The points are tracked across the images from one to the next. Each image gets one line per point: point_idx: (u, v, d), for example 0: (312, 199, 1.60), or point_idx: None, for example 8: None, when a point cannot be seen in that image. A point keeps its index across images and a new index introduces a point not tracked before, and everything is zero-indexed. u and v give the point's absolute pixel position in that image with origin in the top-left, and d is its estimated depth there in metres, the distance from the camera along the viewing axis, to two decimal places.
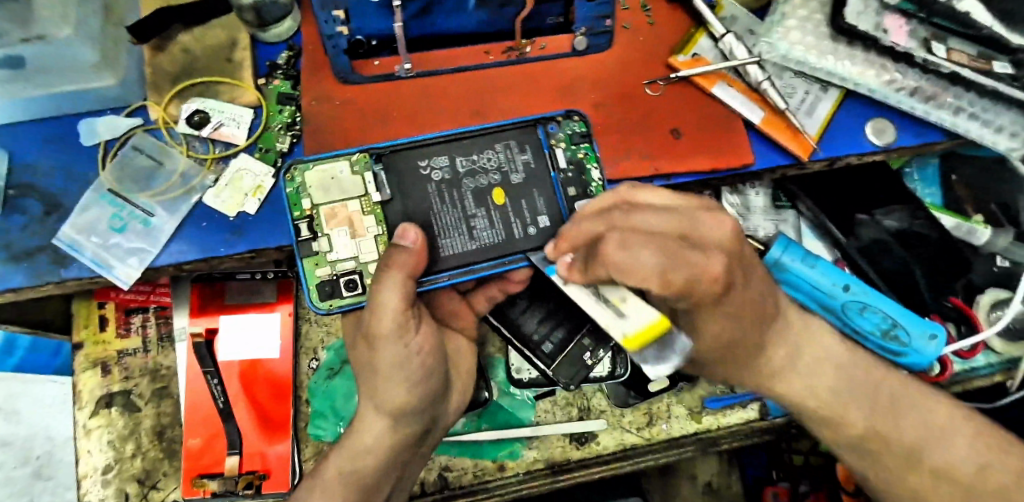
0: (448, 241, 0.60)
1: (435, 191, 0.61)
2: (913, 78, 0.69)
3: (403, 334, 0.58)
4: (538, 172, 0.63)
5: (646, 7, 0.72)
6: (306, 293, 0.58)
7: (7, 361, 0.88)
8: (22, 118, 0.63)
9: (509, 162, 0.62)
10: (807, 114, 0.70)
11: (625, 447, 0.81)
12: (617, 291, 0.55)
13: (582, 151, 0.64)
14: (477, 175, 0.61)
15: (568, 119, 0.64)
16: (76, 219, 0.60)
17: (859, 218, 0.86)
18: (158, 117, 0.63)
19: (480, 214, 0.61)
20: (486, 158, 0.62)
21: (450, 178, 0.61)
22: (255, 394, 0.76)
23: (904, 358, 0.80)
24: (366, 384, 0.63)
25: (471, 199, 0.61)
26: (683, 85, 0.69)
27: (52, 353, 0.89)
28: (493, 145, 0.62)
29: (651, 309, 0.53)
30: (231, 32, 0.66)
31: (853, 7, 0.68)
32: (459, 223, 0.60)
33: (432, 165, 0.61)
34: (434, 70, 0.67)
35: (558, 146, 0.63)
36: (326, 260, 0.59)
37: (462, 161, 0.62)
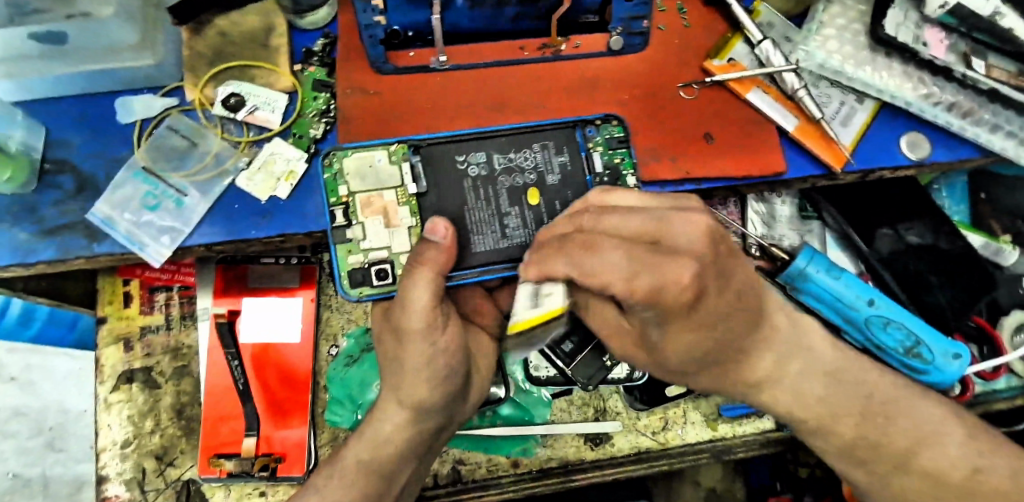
0: (480, 238, 0.60)
1: (471, 186, 0.61)
2: (951, 92, 0.69)
3: (432, 332, 0.58)
4: (574, 174, 0.63)
5: (682, 8, 0.71)
6: (336, 279, 0.59)
7: (20, 334, 0.85)
8: (59, 94, 0.63)
9: (546, 163, 0.63)
10: (842, 124, 0.70)
11: (639, 450, 0.81)
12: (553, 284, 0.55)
13: (619, 156, 0.65)
14: (513, 174, 0.62)
15: (606, 123, 0.65)
16: (109, 196, 0.61)
17: (882, 231, 0.85)
18: (195, 99, 0.64)
19: (514, 213, 0.61)
20: (523, 157, 0.62)
21: (486, 174, 0.61)
22: (266, 378, 0.77)
23: (926, 376, 0.81)
24: (393, 375, 0.63)
25: (506, 197, 0.61)
26: (715, 89, 0.69)
27: (68, 326, 0.88)
28: (531, 144, 0.63)
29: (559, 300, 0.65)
30: (268, 18, 0.67)
31: (894, 18, 0.68)
32: (493, 220, 0.61)
33: (470, 161, 0.61)
34: (465, 63, 0.66)
35: (594, 149, 0.64)
36: (358, 248, 0.60)
37: (500, 158, 0.62)
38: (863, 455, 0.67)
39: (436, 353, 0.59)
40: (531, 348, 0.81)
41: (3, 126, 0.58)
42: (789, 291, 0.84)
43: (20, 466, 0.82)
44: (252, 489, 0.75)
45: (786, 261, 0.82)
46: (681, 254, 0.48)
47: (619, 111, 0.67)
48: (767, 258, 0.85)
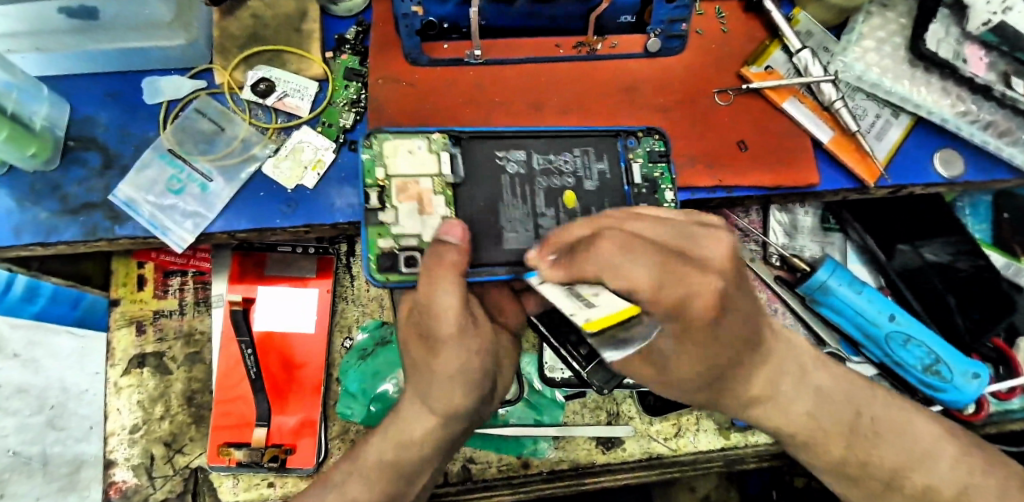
0: (513, 235, 0.58)
1: (508, 183, 0.60)
2: (988, 111, 0.68)
3: (465, 337, 0.57)
4: (612, 183, 0.61)
5: (721, 13, 0.70)
6: (364, 262, 0.57)
7: (24, 310, 0.84)
8: (87, 70, 0.62)
9: (584, 168, 0.61)
10: (876, 138, 0.69)
11: (651, 455, 0.80)
12: (590, 286, 0.47)
13: (659, 170, 0.63)
14: (552, 175, 0.60)
15: (648, 135, 0.63)
16: (134, 177, 0.60)
17: (901, 247, 0.85)
18: (224, 82, 0.63)
19: (549, 214, 0.59)
20: (563, 160, 0.61)
21: (525, 173, 0.60)
22: (267, 364, 0.76)
23: (943, 394, 0.80)
24: (417, 380, 0.62)
25: (542, 198, 0.59)
26: (753, 97, 0.68)
27: (70, 305, 0.86)
28: (572, 148, 0.62)
29: (619, 301, 0.47)
30: (302, 3, 0.65)
31: (934, 33, 0.67)
32: (528, 219, 0.59)
33: (509, 157, 0.60)
34: (501, 59, 0.65)
35: (634, 160, 0.63)
36: (389, 233, 0.57)
37: (539, 158, 0.61)
38: (854, 475, 0.62)
39: (467, 355, 0.57)
40: (546, 349, 0.81)
41: (31, 102, 0.57)
42: (807, 301, 0.84)
43: (20, 444, 0.80)
44: (259, 479, 0.74)
45: (807, 272, 0.82)
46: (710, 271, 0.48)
47: (655, 114, 0.66)
48: (788, 269, 0.86)
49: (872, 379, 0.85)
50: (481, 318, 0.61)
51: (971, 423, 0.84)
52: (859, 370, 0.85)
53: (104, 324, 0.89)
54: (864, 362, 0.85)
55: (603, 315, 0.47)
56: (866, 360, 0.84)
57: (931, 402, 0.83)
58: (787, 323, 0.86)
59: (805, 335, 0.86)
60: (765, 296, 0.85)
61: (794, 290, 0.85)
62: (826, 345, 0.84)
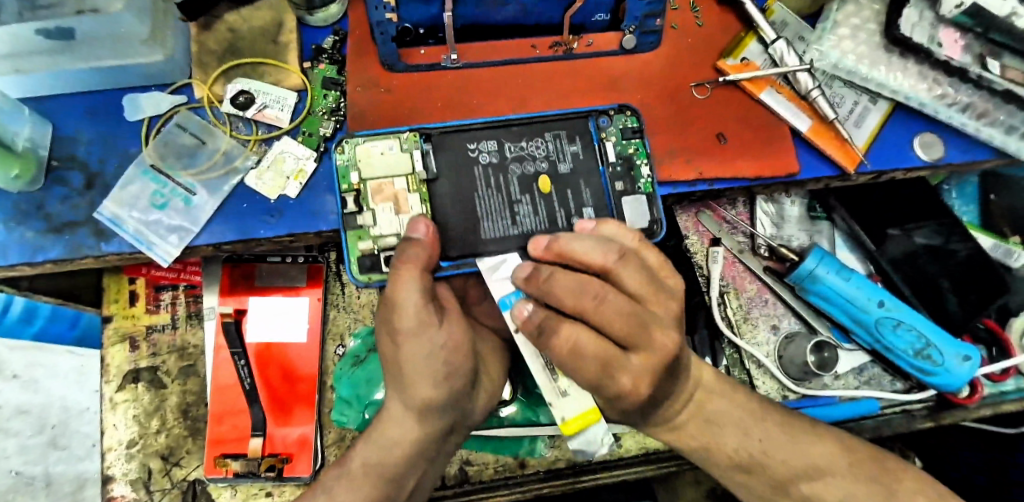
0: (490, 224, 0.60)
1: (482, 173, 0.61)
2: (966, 93, 0.68)
3: (425, 330, 0.57)
4: (586, 163, 0.62)
5: (695, 7, 0.71)
6: (346, 264, 0.58)
7: (23, 331, 0.84)
8: (68, 89, 0.63)
9: (557, 152, 0.62)
10: (855, 125, 0.69)
11: (647, 450, 0.81)
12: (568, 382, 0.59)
13: (633, 146, 0.64)
14: (524, 161, 0.61)
15: (620, 113, 0.64)
16: (117, 194, 0.60)
17: (891, 233, 0.85)
18: (203, 96, 0.63)
19: (525, 201, 0.61)
20: (535, 146, 0.62)
21: (498, 162, 0.61)
22: (267, 376, 0.76)
23: (933, 377, 0.80)
24: (393, 377, 0.62)
25: (516, 185, 0.61)
26: (730, 90, 0.68)
27: (69, 324, 0.88)
28: (543, 133, 0.62)
29: (589, 398, 0.59)
30: (277, 14, 0.66)
31: (908, 18, 0.67)
32: (504, 208, 0.60)
33: (481, 148, 0.61)
34: (475, 62, 0.66)
35: (607, 139, 0.63)
36: (369, 235, 0.59)
37: (511, 146, 0.61)
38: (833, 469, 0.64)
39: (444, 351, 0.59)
40: None
41: (14, 123, 0.58)
42: (797, 292, 0.84)
43: (22, 464, 0.79)
44: (257, 489, 0.74)
45: (795, 261, 0.82)
46: None
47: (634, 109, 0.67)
48: (777, 258, 0.87)
49: (864, 366, 0.86)
50: (448, 306, 0.61)
51: (964, 406, 0.84)
52: (852, 358, 0.85)
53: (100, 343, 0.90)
54: (855, 348, 0.85)
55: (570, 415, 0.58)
56: (858, 346, 0.85)
57: (923, 386, 0.84)
58: (778, 313, 0.86)
59: (796, 324, 0.86)
60: (754, 289, 0.87)
61: (782, 280, 0.86)
62: (818, 332, 0.85)
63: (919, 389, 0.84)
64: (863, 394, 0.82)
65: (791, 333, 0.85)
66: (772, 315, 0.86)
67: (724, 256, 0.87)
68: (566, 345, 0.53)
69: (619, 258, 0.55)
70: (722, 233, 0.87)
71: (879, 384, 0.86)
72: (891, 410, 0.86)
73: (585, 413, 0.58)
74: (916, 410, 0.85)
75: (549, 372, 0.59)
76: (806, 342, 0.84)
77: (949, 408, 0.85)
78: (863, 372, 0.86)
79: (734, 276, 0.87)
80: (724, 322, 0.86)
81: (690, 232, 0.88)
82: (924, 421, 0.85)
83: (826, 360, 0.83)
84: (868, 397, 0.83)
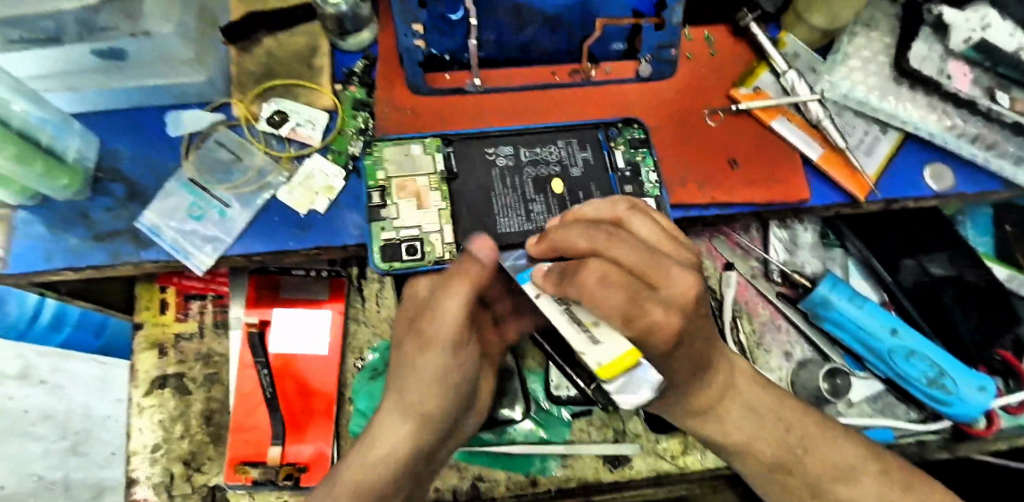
0: (506, 220, 0.63)
1: (498, 175, 0.65)
2: (975, 125, 0.70)
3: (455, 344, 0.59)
4: (596, 168, 0.66)
5: (709, 38, 0.73)
6: (369, 253, 0.62)
7: (51, 338, 0.87)
8: (116, 106, 0.67)
9: (570, 157, 0.66)
10: (866, 153, 0.71)
11: (658, 472, 0.81)
12: (593, 317, 0.48)
13: (640, 155, 0.67)
14: (538, 165, 0.65)
15: (627, 126, 0.68)
16: (158, 204, 0.64)
17: (906, 263, 0.87)
18: (242, 114, 0.67)
19: (538, 200, 0.64)
20: (548, 151, 0.66)
21: (513, 165, 0.65)
22: (283, 390, 0.78)
23: (950, 408, 0.80)
24: (397, 382, 0.61)
25: (530, 186, 0.64)
26: (743, 117, 0.70)
27: (95, 333, 0.90)
28: (556, 140, 0.67)
29: (624, 340, 0.46)
30: (312, 40, 0.70)
31: (917, 51, 0.70)
32: (518, 205, 0.64)
33: (498, 152, 0.65)
34: (498, 87, 0.69)
35: (617, 147, 0.67)
36: (391, 226, 0.63)
37: (526, 151, 0.66)
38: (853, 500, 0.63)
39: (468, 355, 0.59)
40: (553, 367, 0.82)
41: (64, 136, 0.62)
42: (810, 317, 0.85)
43: (46, 469, 0.83)
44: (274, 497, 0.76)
45: (808, 287, 0.84)
46: (672, 307, 0.50)
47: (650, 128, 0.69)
48: (789, 284, 0.88)
49: (879, 395, 0.86)
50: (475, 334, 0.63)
51: (982, 438, 0.84)
52: (865, 386, 0.85)
53: (125, 351, 0.94)
54: (869, 376, 0.86)
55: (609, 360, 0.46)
56: (872, 374, 0.85)
57: (939, 416, 0.83)
58: (791, 340, 0.87)
59: (809, 351, 0.87)
60: (767, 313, 0.88)
61: (795, 305, 0.87)
62: (830, 360, 0.86)
63: (936, 419, 0.83)
64: (877, 423, 0.82)
65: (804, 360, 0.86)
66: (786, 342, 0.87)
67: (737, 281, 0.88)
68: (591, 277, 0.47)
69: (629, 208, 0.56)
70: (734, 257, 0.90)
71: (894, 413, 0.85)
72: (906, 440, 0.85)
73: (623, 358, 0.46)
74: (932, 441, 0.85)
75: (577, 326, 0.48)
76: (819, 368, 0.85)
77: (966, 440, 0.84)
78: (878, 400, 0.85)
79: (748, 301, 0.88)
80: (738, 347, 0.86)
81: (705, 255, 0.90)
82: (939, 451, 0.85)
83: (839, 387, 0.84)
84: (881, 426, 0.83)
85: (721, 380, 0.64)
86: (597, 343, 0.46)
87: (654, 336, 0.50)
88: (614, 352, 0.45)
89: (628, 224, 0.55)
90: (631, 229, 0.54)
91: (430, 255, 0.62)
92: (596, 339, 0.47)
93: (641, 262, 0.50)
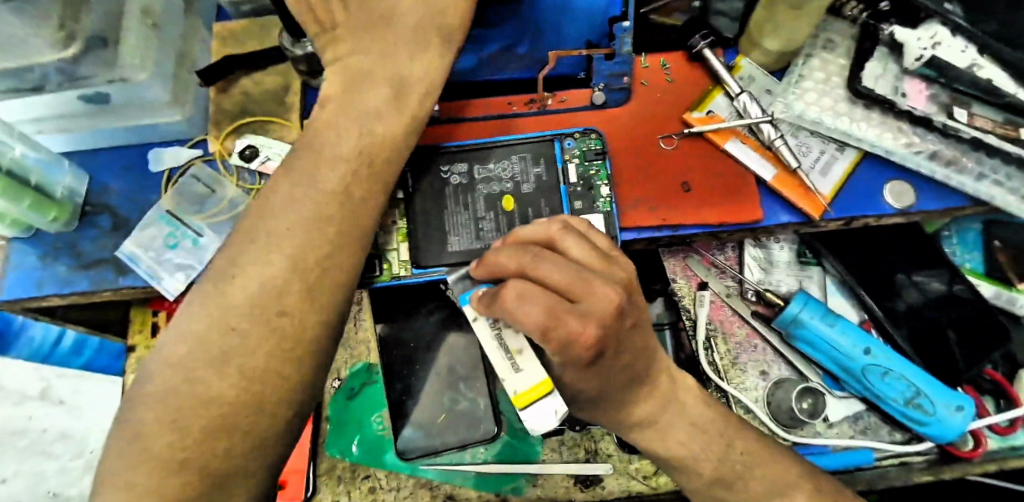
0: (456, 238, 0.67)
1: (452, 193, 0.68)
2: (933, 141, 0.70)
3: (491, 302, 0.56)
4: (549, 183, 0.69)
5: (665, 65, 0.75)
6: None
7: (72, 362, 0.88)
8: (106, 144, 0.72)
9: (522, 174, 0.69)
10: (821, 174, 0.71)
11: (629, 493, 0.81)
12: (517, 344, 0.60)
13: (594, 168, 0.69)
14: (491, 182, 0.69)
15: (584, 136, 0.70)
16: (138, 234, 0.68)
17: (899, 278, 0.86)
18: (216, 150, 0.72)
19: (489, 217, 0.68)
20: (502, 168, 0.69)
21: (466, 183, 0.69)
22: None
23: (925, 428, 0.79)
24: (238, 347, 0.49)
25: (482, 203, 0.68)
26: (696, 141, 0.72)
27: (115, 356, 0.90)
28: (509, 157, 0.70)
29: (540, 372, 0.59)
30: (286, 79, 0.75)
31: (871, 71, 0.71)
32: (470, 223, 0.67)
33: (453, 171, 0.69)
34: (457, 118, 0.72)
35: (571, 161, 0.70)
36: None
37: (479, 169, 0.69)
38: None
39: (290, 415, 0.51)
40: None
41: (56, 175, 0.68)
42: (785, 337, 0.85)
43: (59, 485, 0.87)
44: None
45: (781, 306, 0.84)
46: (590, 318, 0.54)
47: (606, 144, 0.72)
48: (765, 303, 0.87)
49: (859, 414, 0.85)
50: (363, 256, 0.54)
51: (968, 460, 0.82)
52: (844, 406, 0.84)
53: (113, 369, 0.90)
54: (848, 396, 0.84)
55: (524, 388, 0.59)
56: (850, 394, 0.84)
57: (922, 437, 0.81)
58: (768, 359, 0.86)
59: (786, 370, 0.86)
60: (743, 333, 0.87)
61: (771, 324, 0.86)
62: (808, 380, 0.85)
63: (919, 440, 0.82)
64: (856, 443, 0.80)
65: (780, 379, 0.85)
66: (761, 361, 0.86)
67: (712, 300, 0.88)
68: (511, 294, 0.55)
69: (563, 228, 0.60)
70: (710, 277, 0.89)
71: (876, 434, 0.84)
72: (890, 461, 0.83)
73: (535, 387, 0.59)
74: (916, 462, 0.83)
75: (505, 352, 0.61)
76: (794, 388, 0.84)
77: (952, 461, 0.82)
78: (859, 421, 0.84)
79: (722, 320, 0.88)
80: (712, 367, 0.86)
81: (679, 275, 0.89)
82: (922, 475, 0.83)
83: (813, 407, 0.84)
84: (862, 447, 0.81)
85: (660, 392, 0.67)
86: (517, 372, 0.60)
87: (573, 347, 0.55)
88: (529, 381, 0.59)
89: (562, 244, 0.59)
90: (564, 252, 0.59)
91: (386, 272, 0.67)
92: (517, 366, 0.60)
93: (564, 280, 0.55)
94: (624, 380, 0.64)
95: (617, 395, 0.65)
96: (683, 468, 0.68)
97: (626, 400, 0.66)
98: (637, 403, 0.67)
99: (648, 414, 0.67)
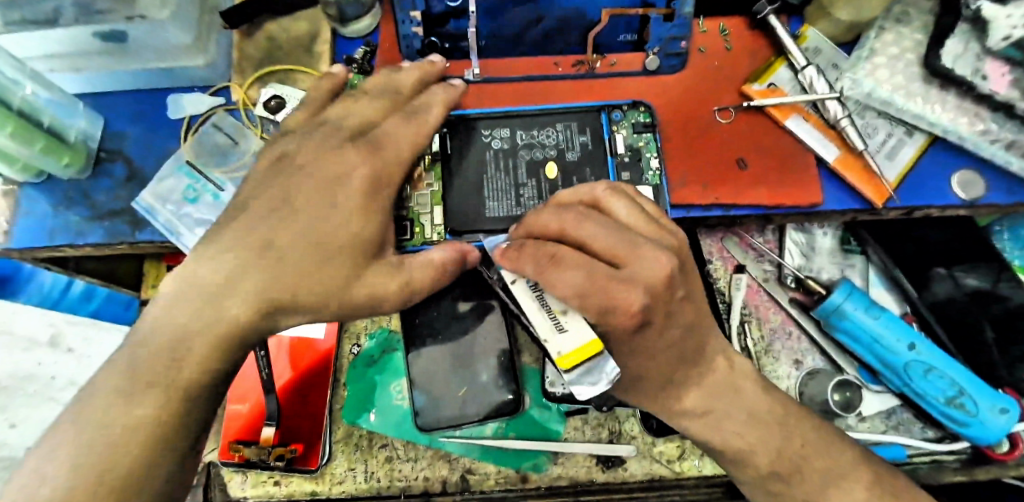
0: (495, 204, 0.62)
1: (493, 157, 0.64)
2: (1011, 130, 0.64)
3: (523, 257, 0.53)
4: (595, 152, 0.64)
5: (725, 30, 0.70)
6: None
7: (82, 308, 0.85)
8: (123, 86, 0.67)
9: (567, 141, 0.64)
10: (887, 157, 0.66)
11: (652, 477, 0.79)
12: (561, 305, 0.54)
13: (644, 139, 0.65)
14: (533, 149, 0.64)
15: (633, 108, 0.65)
16: (155, 186, 0.64)
17: (937, 272, 0.82)
18: (240, 99, 0.67)
19: (530, 185, 0.63)
20: (546, 134, 0.64)
21: (508, 148, 0.64)
22: (302, 368, 0.81)
23: (967, 429, 0.76)
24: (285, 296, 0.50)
25: (524, 170, 0.63)
26: (756, 115, 0.67)
27: (124, 306, 0.87)
28: (555, 124, 0.65)
29: (588, 330, 0.53)
30: (315, 26, 0.70)
31: (951, 49, 0.64)
32: (510, 189, 0.63)
33: (495, 134, 0.64)
34: (498, 77, 0.67)
35: (619, 131, 0.65)
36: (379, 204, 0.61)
37: (523, 134, 0.64)
38: None
39: None
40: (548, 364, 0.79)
41: (68, 116, 0.63)
42: (824, 326, 0.81)
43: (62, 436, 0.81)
44: (266, 476, 0.77)
45: (822, 295, 0.79)
46: (635, 283, 0.52)
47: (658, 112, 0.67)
48: (804, 290, 0.82)
49: (893, 410, 0.81)
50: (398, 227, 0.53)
51: (1002, 463, 0.79)
52: (879, 400, 0.81)
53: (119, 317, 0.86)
54: (884, 390, 0.81)
55: (570, 348, 0.52)
56: (887, 389, 0.81)
57: (956, 437, 0.79)
58: (802, 348, 0.83)
59: (820, 361, 0.83)
60: (778, 320, 0.84)
61: (807, 312, 0.83)
62: (843, 371, 0.82)
63: (951, 439, 0.79)
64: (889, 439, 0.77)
65: (814, 370, 0.82)
66: (795, 350, 0.83)
67: (748, 284, 0.84)
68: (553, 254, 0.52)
69: (609, 189, 0.56)
70: (747, 260, 0.85)
71: (909, 431, 0.81)
72: (920, 459, 0.81)
73: (583, 347, 0.52)
74: (947, 461, 0.81)
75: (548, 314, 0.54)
76: (829, 380, 0.82)
77: (984, 463, 0.80)
78: (892, 416, 0.81)
79: (758, 305, 0.84)
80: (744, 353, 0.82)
81: (714, 255, 0.86)
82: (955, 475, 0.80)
83: (849, 400, 0.81)
84: (895, 443, 0.79)
85: (706, 375, 0.63)
86: (561, 331, 0.53)
87: (614, 315, 0.52)
88: (576, 341, 0.52)
89: (607, 205, 0.56)
90: (610, 213, 0.56)
91: (418, 236, 0.61)
92: (562, 324, 0.53)
93: (611, 243, 0.53)
94: (667, 363, 0.61)
95: (660, 378, 0.62)
96: (737, 457, 0.63)
97: (672, 384, 0.62)
98: (684, 392, 0.63)
99: (700, 402, 0.63)
